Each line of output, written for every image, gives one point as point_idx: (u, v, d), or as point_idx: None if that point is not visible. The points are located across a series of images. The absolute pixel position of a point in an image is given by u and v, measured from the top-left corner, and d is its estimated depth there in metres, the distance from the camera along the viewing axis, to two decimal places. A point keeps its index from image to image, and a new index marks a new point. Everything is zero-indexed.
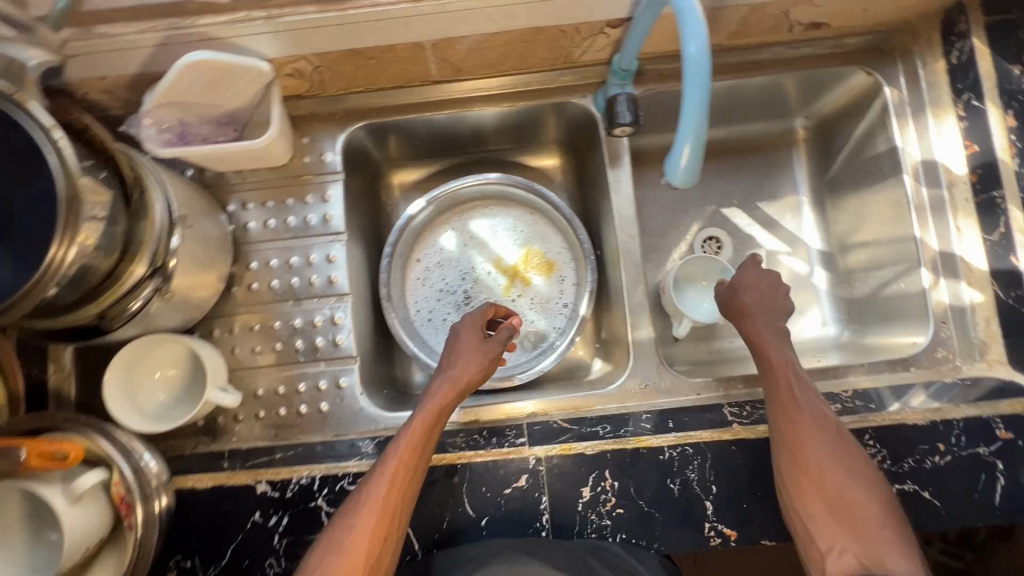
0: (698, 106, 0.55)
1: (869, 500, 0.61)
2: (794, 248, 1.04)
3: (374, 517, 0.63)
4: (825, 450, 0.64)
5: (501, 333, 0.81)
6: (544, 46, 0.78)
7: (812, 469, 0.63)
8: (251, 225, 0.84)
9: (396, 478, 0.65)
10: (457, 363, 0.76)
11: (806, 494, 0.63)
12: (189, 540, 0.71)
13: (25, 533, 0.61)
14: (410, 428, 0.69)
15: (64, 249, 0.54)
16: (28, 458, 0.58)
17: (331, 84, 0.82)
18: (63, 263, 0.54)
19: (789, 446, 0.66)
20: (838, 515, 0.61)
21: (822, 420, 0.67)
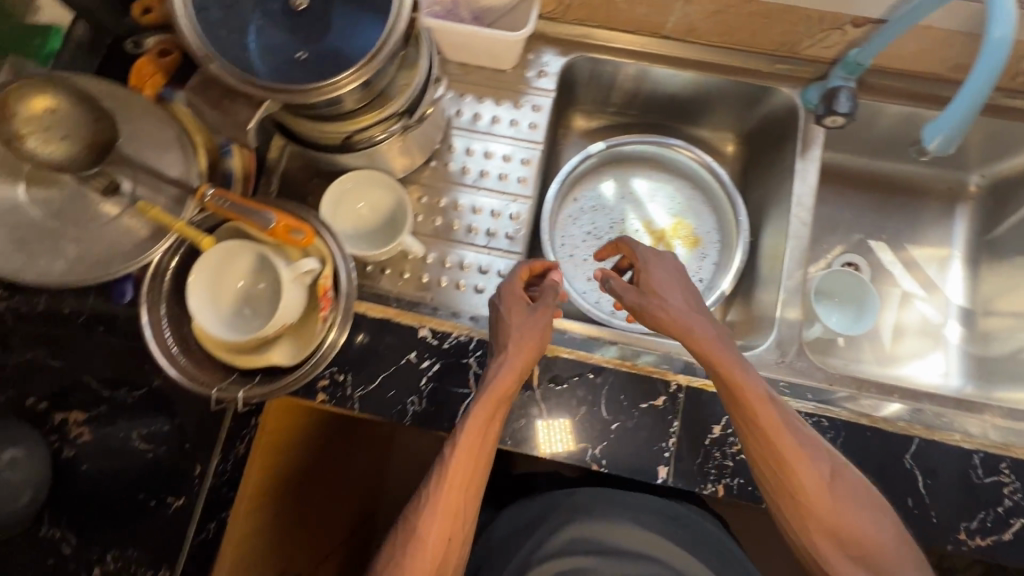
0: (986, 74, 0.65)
1: (875, 520, 0.64)
2: (931, 293, 1.06)
3: (442, 518, 0.66)
4: (815, 467, 0.64)
5: (550, 298, 0.75)
6: (782, 28, 0.84)
7: (805, 492, 0.64)
8: (459, 114, 0.92)
9: (455, 484, 0.67)
10: (514, 351, 0.71)
11: (806, 519, 0.64)
12: (348, 357, 0.77)
13: (241, 296, 0.70)
14: (465, 438, 0.67)
15: (350, 79, 0.61)
16: (275, 226, 0.66)
17: (573, 11, 0.90)
18: (341, 88, 0.62)
19: (778, 472, 0.64)
20: (844, 542, 0.63)
21: (796, 426, 0.66)
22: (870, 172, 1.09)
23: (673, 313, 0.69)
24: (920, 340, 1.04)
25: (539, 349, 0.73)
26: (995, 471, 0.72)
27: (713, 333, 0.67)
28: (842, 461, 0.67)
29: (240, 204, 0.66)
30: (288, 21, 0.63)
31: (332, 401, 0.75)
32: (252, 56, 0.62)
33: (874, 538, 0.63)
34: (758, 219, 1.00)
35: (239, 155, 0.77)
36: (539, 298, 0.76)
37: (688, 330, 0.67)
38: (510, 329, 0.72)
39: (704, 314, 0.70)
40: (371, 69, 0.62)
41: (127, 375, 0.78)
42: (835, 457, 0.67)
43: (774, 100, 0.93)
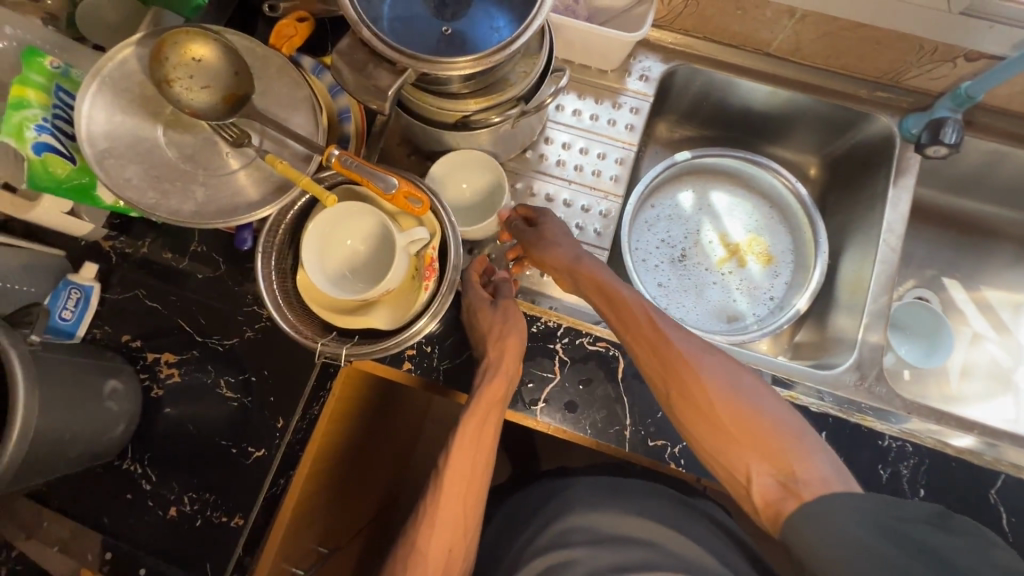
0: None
1: (766, 410, 0.61)
2: (1002, 336, 1.05)
3: (452, 504, 0.71)
4: (712, 370, 0.65)
5: (511, 301, 0.77)
6: (891, 56, 0.85)
7: (700, 393, 0.64)
8: (558, 109, 0.94)
9: (457, 478, 0.72)
10: (496, 353, 0.73)
11: (703, 422, 0.63)
12: (439, 330, 0.78)
13: (346, 259, 0.72)
14: (461, 439, 0.73)
15: (469, 62, 0.63)
16: (395, 192, 0.68)
17: (682, 20, 0.91)
18: (459, 70, 0.63)
19: (676, 385, 0.65)
20: (748, 443, 0.60)
21: (685, 336, 0.68)
22: (949, 209, 1.08)
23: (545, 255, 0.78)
24: (988, 383, 1.03)
25: (522, 343, 0.75)
26: None
27: (572, 258, 0.77)
28: (746, 369, 0.66)
29: (365, 167, 0.68)
30: None
31: (418, 371, 0.77)
32: (388, 27, 0.64)
33: (758, 427, 0.60)
34: (839, 243, 1.00)
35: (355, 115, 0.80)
36: (499, 297, 0.78)
37: (569, 263, 0.76)
38: (485, 328, 0.75)
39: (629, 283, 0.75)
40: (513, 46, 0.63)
41: (219, 324, 0.80)
42: (729, 361, 0.67)
43: (870, 126, 0.94)
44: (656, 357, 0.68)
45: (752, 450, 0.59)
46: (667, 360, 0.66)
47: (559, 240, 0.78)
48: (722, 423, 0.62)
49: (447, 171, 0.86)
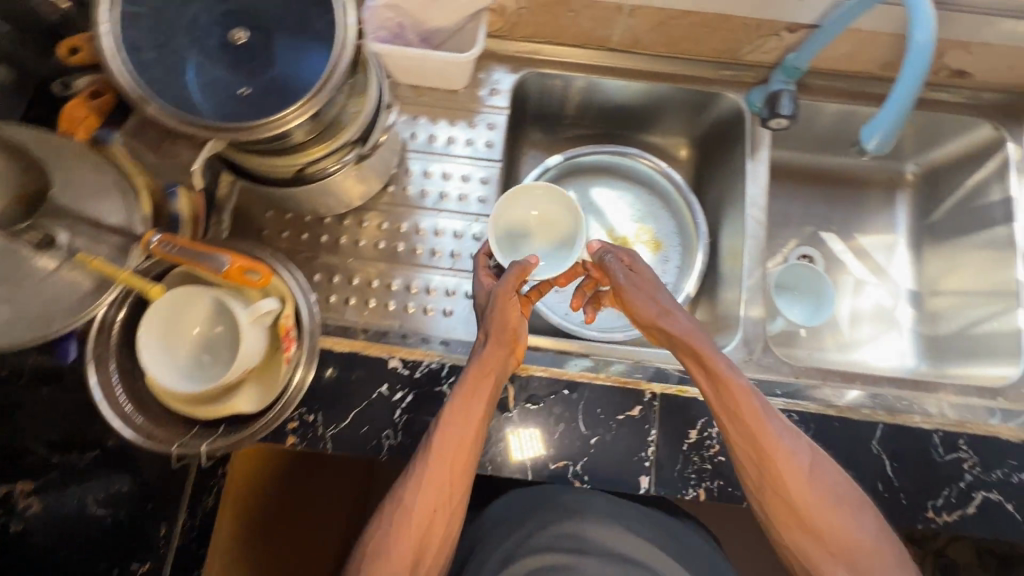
0: (911, 83, 0.65)
1: (851, 510, 0.65)
2: (880, 278, 1.10)
3: (427, 497, 0.66)
4: (799, 455, 0.66)
5: (514, 280, 0.74)
6: (721, 37, 0.87)
7: (789, 482, 0.65)
8: (415, 137, 0.91)
9: (441, 462, 0.67)
10: (494, 350, 0.71)
11: (785, 503, 0.65)
12: (318, 394, 0.75)
13: (195, 343, 0.66)
14: (446, 427, 0.68)
15: (294, 113, 0.59)
16: (229, 269, 0.63)
17: (521, 28, 0.90)
18: (286, 125, 0.59)
19: (765, 466, 0.66)
20: (826, 534, 0.64)
21: (805, 440, 0.68)
22: (815, 166, 1.13)
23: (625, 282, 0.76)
24: (875, 324, 1.08)
25: (523, 338, 0.74)
26: (954, 447, 0.75)
27: (657, 314, 0.73)
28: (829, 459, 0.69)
29: (189, 248, 0.63)
30: (230, 56, 0.61)
31: (304, 443, 0.73)
32: (192, 94, 0.59)
33: (837, 522, 0.64)
34: (716, 220, 1.02)
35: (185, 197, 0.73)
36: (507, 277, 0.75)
37: (655, 320, 0.73)
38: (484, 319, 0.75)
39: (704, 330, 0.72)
40: (316, 109, 0.59)
41: (77, 436, 0.73)
42: (825, 458, 0.69)
43: (721, 104, 0.96)
44: (745, 435, 0.67)
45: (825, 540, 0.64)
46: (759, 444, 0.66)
47: (656, 289, 0.75)
48: (805, 512, 0.65)
49: (518, 208, 0.89)
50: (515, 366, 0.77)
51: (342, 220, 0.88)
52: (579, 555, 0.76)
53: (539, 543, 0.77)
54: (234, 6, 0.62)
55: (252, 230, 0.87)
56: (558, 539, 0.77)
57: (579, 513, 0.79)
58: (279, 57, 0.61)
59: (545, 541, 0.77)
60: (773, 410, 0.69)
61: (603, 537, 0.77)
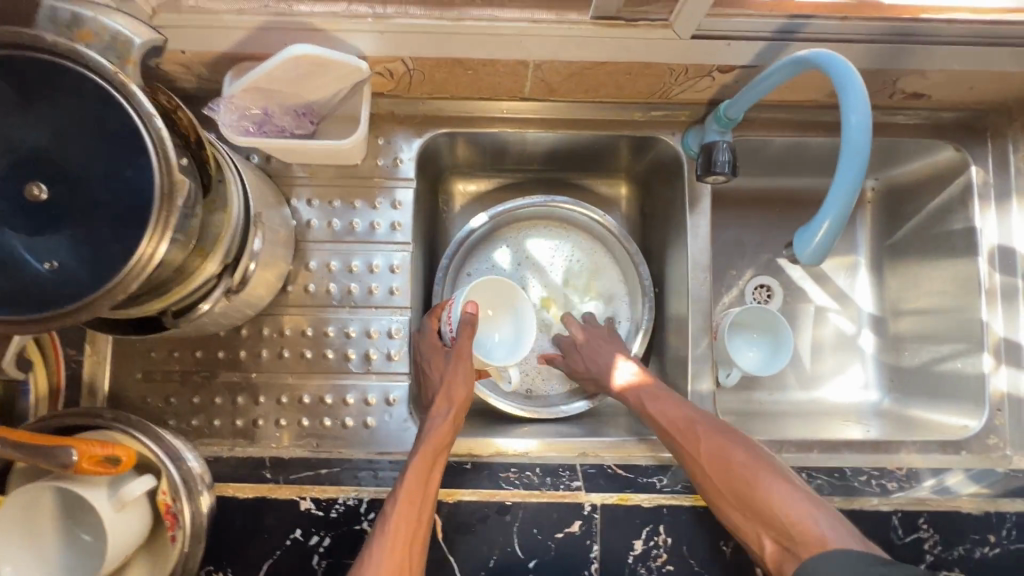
0: (850, 181, 0.56)
1: (776, 484, 0.65)
2: (844, 306, 1.02)
3: (386, 567, 0.61)
4: (719, 451, 0.69)
5: (467, 342, 0.76)
6: (646, 81, 0.76)
7: (727, 482, 0.67)
8: (312, 223, 0.80)
9: (403, 525, 0.64)
10: (440, 404, 0.75)
11: (727, 504, 0.66)
12: (223, 549, 0.67)
13: (56, 536, 0.57)
14: (405, 488, 0.66)
15: (154, 245, 0.49)
16: (79, 462, 0.54)
17: (418, 87, 0.78)
18: (152, 260, 0.50)
19: (701, 475, 0.68)
20: (767, 517, 0.64)
21: (731, 436, 0.70)
22: (769, 189, 1.02)
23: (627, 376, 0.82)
24: (837, 356, 1.01)
25: (469, 401, 0.77)
26: (915, 527, 0.70)
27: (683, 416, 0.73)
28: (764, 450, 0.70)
29: (24, 444, 0.52)
30: (26, 218, 0.49)
31: None
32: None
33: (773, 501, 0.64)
34: (661, 269, 0.93)
35: (37, 377, 0.70)
36: (457, 340, 0.76)
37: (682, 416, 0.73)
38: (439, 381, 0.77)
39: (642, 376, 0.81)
40: (171, 232, 0.50)
41: None
42: (754, 446, 0.70)
43: (658, 147, 0.86)
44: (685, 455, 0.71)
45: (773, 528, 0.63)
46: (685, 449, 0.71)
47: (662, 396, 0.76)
48: (743, 500, 0.65)
49: (488, 287, 0.79)
50: (440, 491, 0.70)
51: (239, 330, 0.78)
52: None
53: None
54: (20, 152, 0.49)
55: (137, 353, 0.76)
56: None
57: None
58: (93, 212, 0.50)
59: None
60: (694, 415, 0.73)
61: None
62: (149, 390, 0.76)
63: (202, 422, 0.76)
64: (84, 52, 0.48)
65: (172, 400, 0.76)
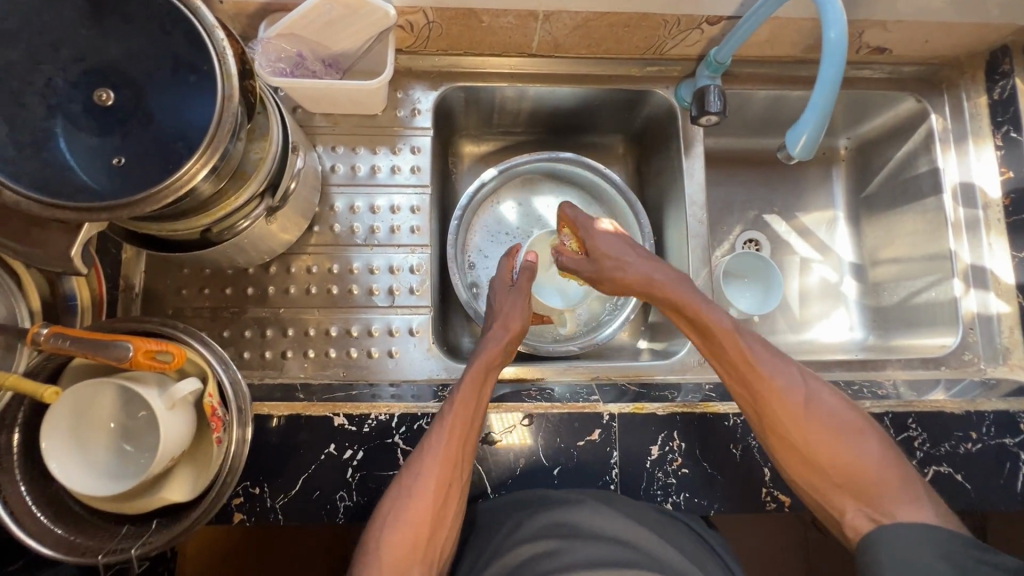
0: (828, 90, 0.64)
1: (869, 452, 0.64)
2: (826, 255, 1.09)
3: (441, 464, 0.65)
4: (815, 418, 0.66)
5: (526, 283, 0.84)
6: (643, 34, 0.84)
7: (817, 450, 0.65)
8: (335, 170, 0.85)
9: (457, 427, 0.67)
10: (501, 330, 0.79)
11: (809, 468, 0.66)
12: (260, 465, 0.70)
13: (110, 439, 0.60)
14: (459, 396, 0.69)
15: (198, 165, 0.54)
16: (135, 356, 0.57)
17: (435, 42, 0.85)
18: (194, 179, 0.54)
19: (785, 435, 0.67)
20: (855, 485, 0.64)
21: (826, 397, 0.68)
22: (753, 149, 1.10)
23: (659, 278, 0.78)
24: (822, 302, 1.07)
25: (523, 333, 0.82)
26: (904, 427, 0.77)
27: (730, 324, 0.72)
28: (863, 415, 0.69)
29: (86, 339, 0.56)
30: (96, 121, 0.54)
31: (252, 518, 0.69)
32: (71, 169, 0.53)
33: (863, 476, 0.63)
34: (659, 217, 1.00)
35: (81, 286, 0.68)
36: (518, 281, 0.85)
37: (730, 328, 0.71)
38: (498, 311, 0.82)
39: (718, 306, 0.74)
40: (217, 154, 0.54)
41: None
42: (852, 408, 0.68)
43: (652, 102, 0.94)
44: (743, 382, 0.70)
45: (855, 495, 0.64)
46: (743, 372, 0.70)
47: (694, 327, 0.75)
48: (820, 462, 0.65)
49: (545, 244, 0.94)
50: None
51: (267, 268, 0.82)
52: (573, 542, 0.66)
53: (528, 533, 0.67)
54: (92, 61, 0.54)
55: (168, 290, 0.80)
56: (547, 528, 0.67)
57: (580, 499, 0.69)
58: (155, 119, 0.55)
59: (533, 533, 0.67)
60: (774, 353, 0.72)
61: (595, 521, 0.67)
62: None
63: (232, 355, 0.79)
64: None
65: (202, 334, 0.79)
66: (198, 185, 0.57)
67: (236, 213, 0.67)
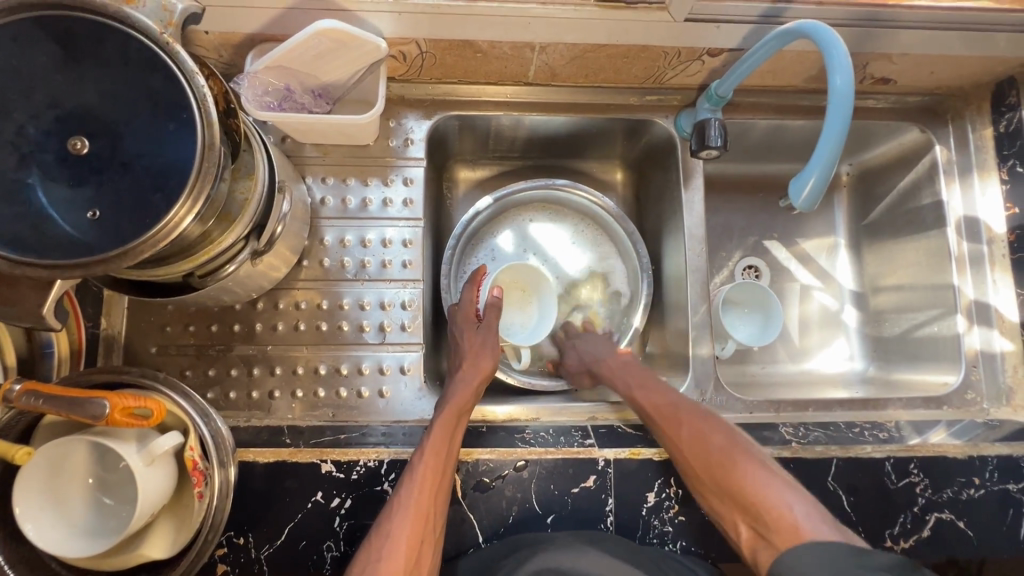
0: (833, 138, 0.63)
1: (749, 468, 0.66)
2: (826, 283, 1.07)
3: (413, 519, 0.64)
4: (694, 443, 0.70)
5: (493, 320, 0.86)
6: (642, 65, 0.82)
7: (705, 475, 0.67)
8: (325, 201, 0.83)
9: (428, 478, 0.66)
10: (469, 371, 0.80)
11: (707, 494, 0.67)
12: (245, 515, 0.68)
13: (87, 494, 0.58)
14: (430, 445, 0.69)
15: (183, 212, 0.51)
16: (112, 414, 0.54)
17: (429, 71, 0.82)
18: (179, 226, 0.52)
19: (681, 464, 0.70)
20: (740, 502, 0.64)
21: (709, 427, 0.71)
22: (754, 175, 1.08)
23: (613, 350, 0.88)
24: (822, 331, 1.06)
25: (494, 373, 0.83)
26: (906, 473, 0.75)
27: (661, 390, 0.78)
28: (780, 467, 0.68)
29: (59, 396, 0.53)
30: (69, 171, 0.52)
31: (236, 569, 0.67)
32: (42, 223, 0.51)
33: (771, 511, 0.62)
34: (657, 247, 0.98)
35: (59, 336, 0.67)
36: (485, 318, 0.86)
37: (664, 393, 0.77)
38: (468, 350, 0.83)
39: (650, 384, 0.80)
40: (203, 198, 0.52)
41: None
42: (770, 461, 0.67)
43: (651, 131, 0.92)
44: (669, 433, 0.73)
45: (746, 512, 0.64)
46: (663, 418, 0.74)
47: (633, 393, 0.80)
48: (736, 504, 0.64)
49: (517, 278, 0.94)
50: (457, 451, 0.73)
51: (254, 304, 0.80)
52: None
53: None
54: (65, 108, 0.52)
55: (151, 328, 0.77)
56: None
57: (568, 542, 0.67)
58: (132, 169, 0.52)
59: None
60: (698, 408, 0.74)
61: (589, 574, 0.65)
62: (164, 364, 0.77)
63: (217, 395, 0.77)
64: (130, 13, 0.51)
65: (187, 373, 0.77)
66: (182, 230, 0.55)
67: (221, 256, 0.65)
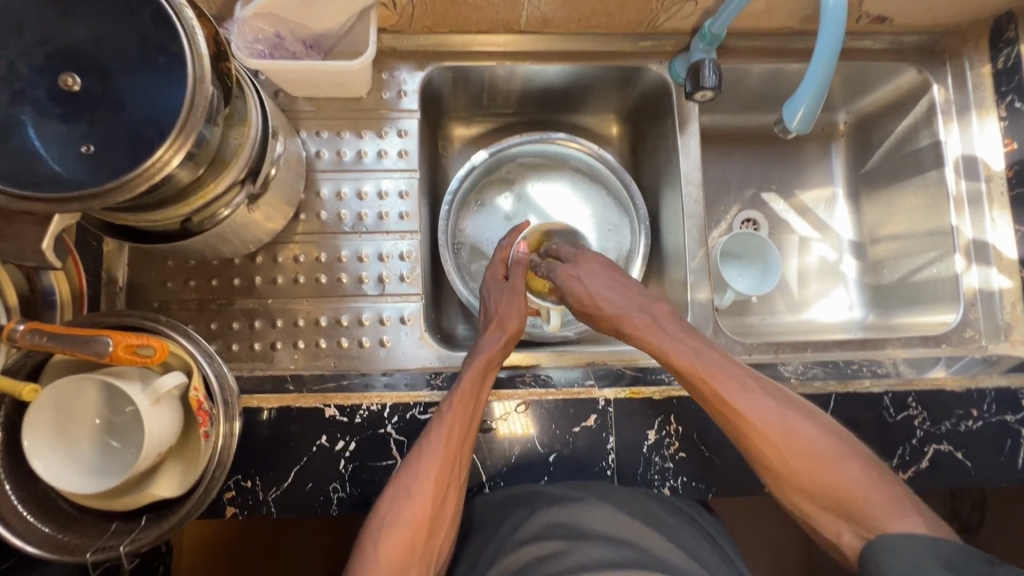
0: (826, 59, 0.63)
1: (848, 471, 0.58)
2: (825, 234, 1.07)
3: (439, 465, 0.65)
4: (794, 441, 0.60)
5: (519, 279, 0.80)
6: (635, 7, 0.81)
7: (801, 471, 0.60)
8: (320, 155, 0.83)
9: (455, 427, 0.67)
10: (496, 331, 0.77)
11: (793, 489, 0.61)
12: (251, 459, 0.69)
13: (94, 437, 0.59)
14: (458, 393, 0.69)
15: (171, 152, 0.52)
16: (115, 351, 0.55)
17: (420, 20, 0.82)
18: (167, 166, 0.52)
19: (763, 457, 0.62)
20: (846, 504, 0.58)
21: (807, 420, 0.61)
22: (751, 126, 1.07)
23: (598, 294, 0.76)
24: (821, 280, 1.06)
25: (520, 332, 0.79)
26: (904, 406, 0.76)
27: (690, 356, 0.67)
28: (839, 427, 0.63)
29: (63, 335, 0.54)
30: (62, 107, 0.52)
31: (245, 511, 0.68)
32: (36, 161, 0.51)
33: (847, 495, 0.58)
34: (654, 199, 0.98)
35: (59, 280, 0.67)
36: (511, 276, 0.82)
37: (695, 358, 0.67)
38: (494, 311, 0.79)
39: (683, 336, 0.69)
40: (192, 137, 0.52)
41: None
42: (832, 428, 0.62)
43: (645, 78, 0.91)
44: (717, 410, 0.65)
45: (811, 496, 0.60)
46: (705, 390, 0.66)
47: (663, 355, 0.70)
48: (803, 488, 0.60)
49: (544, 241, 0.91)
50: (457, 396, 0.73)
51: (254, 259, 0.80)
52: (574, 542, 0.65)
53: (525, 534, 0.66)
54: (55, 44, 0.51)
55: (152, 283, 0.78)
56: (546, 529, 0.66)
57: (578, 495, 0.68)
58: (123, 107, 0.53)
59: (533, 534, 0.66)
60: (743, 374, 0.65)
61: (595, 518, 0.66)
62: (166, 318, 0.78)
63: (220, 348, 0.78)
64: None
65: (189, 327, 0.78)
66: (172, 172, 0.55)
67: (217, 204, 0.65)
